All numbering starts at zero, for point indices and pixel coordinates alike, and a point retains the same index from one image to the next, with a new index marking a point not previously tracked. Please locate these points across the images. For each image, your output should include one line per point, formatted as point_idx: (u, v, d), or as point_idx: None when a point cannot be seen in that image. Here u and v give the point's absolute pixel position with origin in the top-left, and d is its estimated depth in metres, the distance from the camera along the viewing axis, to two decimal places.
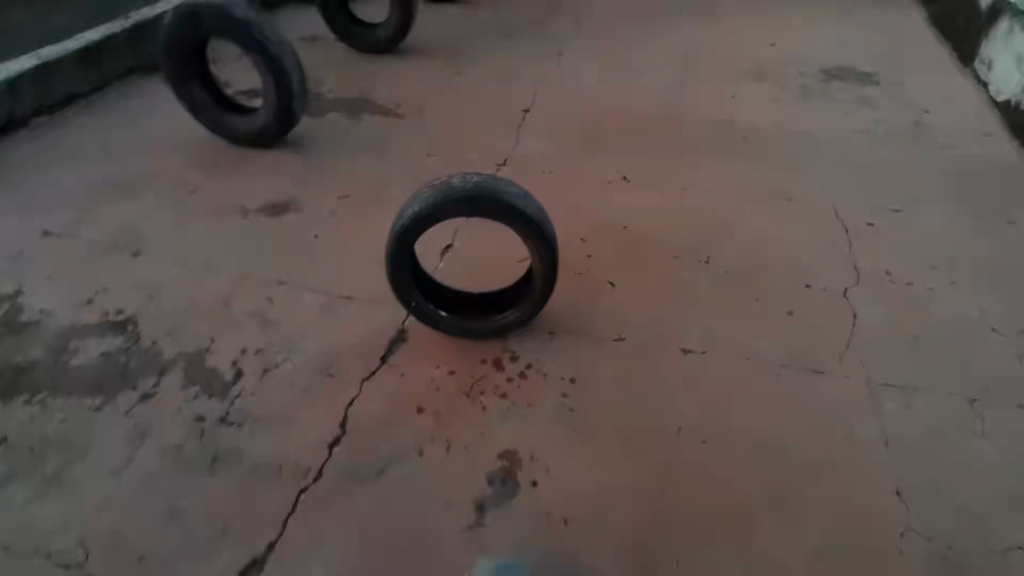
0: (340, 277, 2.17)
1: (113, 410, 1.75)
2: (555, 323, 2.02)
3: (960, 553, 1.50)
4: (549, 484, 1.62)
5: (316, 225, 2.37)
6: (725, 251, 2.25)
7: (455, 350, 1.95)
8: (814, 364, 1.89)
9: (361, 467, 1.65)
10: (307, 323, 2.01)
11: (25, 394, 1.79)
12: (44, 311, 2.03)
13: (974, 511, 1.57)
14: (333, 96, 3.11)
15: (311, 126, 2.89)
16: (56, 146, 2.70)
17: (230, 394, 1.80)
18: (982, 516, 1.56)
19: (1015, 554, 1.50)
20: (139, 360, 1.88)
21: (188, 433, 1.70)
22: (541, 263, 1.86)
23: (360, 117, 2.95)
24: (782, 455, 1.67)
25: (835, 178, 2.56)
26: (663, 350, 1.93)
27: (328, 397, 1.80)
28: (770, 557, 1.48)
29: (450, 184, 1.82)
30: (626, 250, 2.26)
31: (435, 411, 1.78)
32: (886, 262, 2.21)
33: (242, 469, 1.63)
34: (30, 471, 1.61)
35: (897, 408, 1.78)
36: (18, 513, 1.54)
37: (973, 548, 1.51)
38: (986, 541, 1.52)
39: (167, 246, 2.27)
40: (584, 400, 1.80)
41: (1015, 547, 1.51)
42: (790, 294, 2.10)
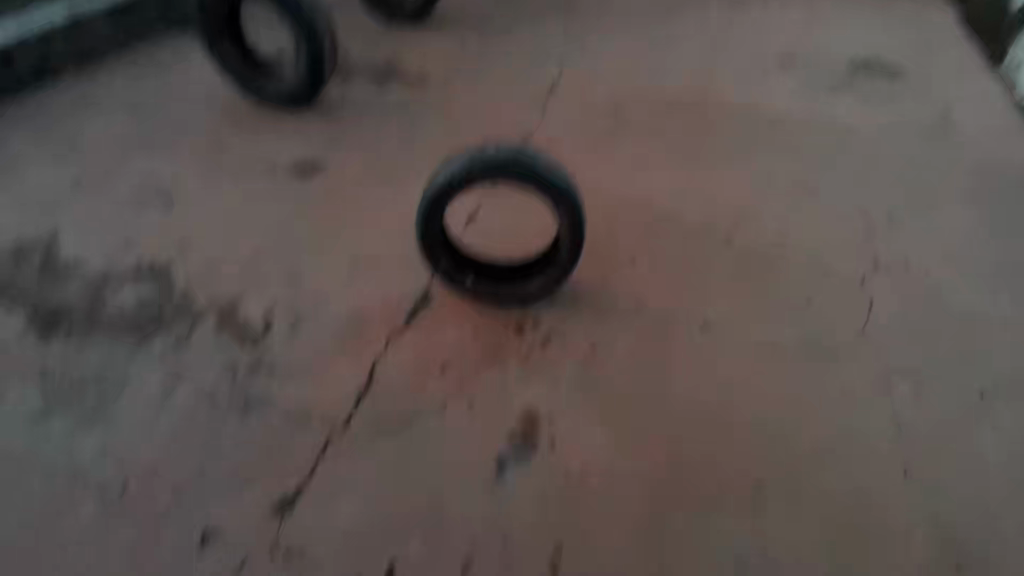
0: (366, 233, 2.17)
1: (149, 354, 1.82)
2: (578, 293, 2.05)
3: (952, 537, 1.59)
4: (567, 448, 1.68)
5: (343, 181, 2.36)
6: (747, 234, 2.27)
7: (479, 314, 1.99)
8: (828, 348, 1.94)
9: (387, 421, 1.71)
10: (333, 279, 2.04)
11: (64, 333, 1.86)
12: (80, 255, 2.08)
13: (969, 499, 1.66)
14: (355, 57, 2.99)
15: (337, 88, 2.80)
16: (90, 94, 2.69)
17: (260, 344, 1.86)
18: (976, 505, 1.65)
19: (1003, 543, 1.59)
20: (173, 307, 1.93)
21: (221, 380, 1.77)
22: (568, 233, 1.91)
23: (386, 85, 2.83)
24: (791, 434, 1.74)
25: (860, 168, 2.57)
26: (682, 327, 1.97)
27: (354, 353, 1.85)
28: (769, 529, 1.58)
29: (485, 150, 1.86)
30: (650, 227, 2.28)
31: (458, 372, 1.83)
32: (904, 254, 2.24)
33: (272, 416, 1.70)
34: (71, 406, 1.71)
35: (907, 395, 1.84)
36: (61, 444, 1.65)
37: (964, 534, 1.60)
38: (978, 528, 1.61)
39: (196, 196, 2.29)
40: (603, 370, 1.85)
41: (1004, 536, 1.60)
42: (809, 280, 2.13)
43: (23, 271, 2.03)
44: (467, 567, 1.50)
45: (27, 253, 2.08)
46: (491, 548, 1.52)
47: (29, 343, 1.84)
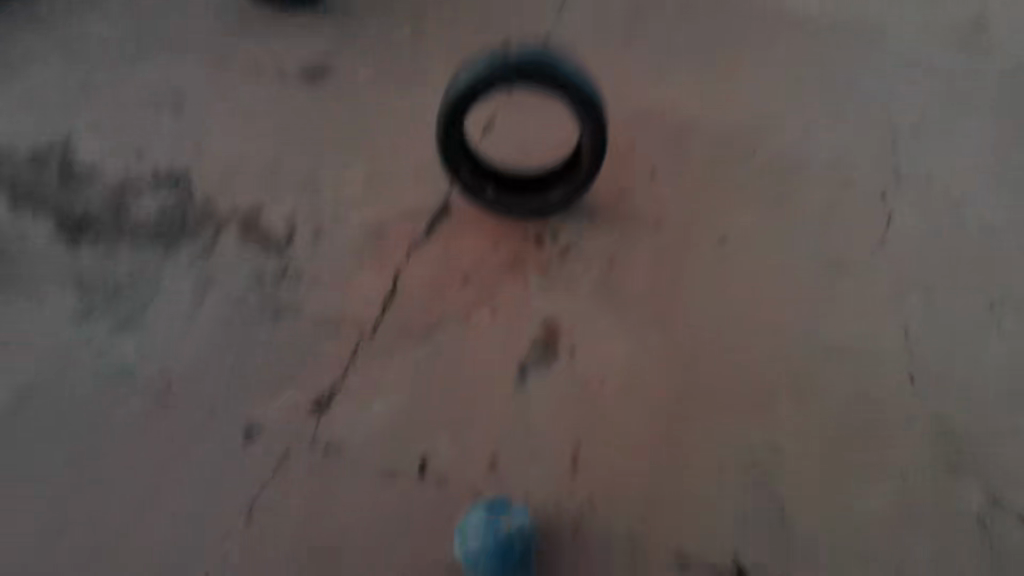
0: (383, 141, 2.14)
1: (177, 260, 1.86)
2: (597, 204, 2.05)
3: (949, 437, 1.69)
4: (586, 354, 1.75)
5: (355, 80, 2.25)
6: (774, 138, 2.21)
7: (498, 225, 2.00)
8: (843, 261, 1.96)
9: (413, 327, 1.77)
10: (353, 188, 2.03)
11: (91, 239, 1.90)
12: (97, 159, 2.06)
13: (970, 402, 1.74)
14: None
15: None
16: None
17: (285, 252, 1.89)
18: (976, 407, 1.74)
19: (997, 442, 1.70)
20: (196, 214, 1.95)
21: (249, 286, 1.82)
22: (590, 142, 1.89)
23: None
24: (803, 342, 1.80)
25: (907, 58, 2.38)
26: (701, 238, 1.98)
27: (378, 262, 1.89)
28: (777, 429, 1.67)
29: (507, 52, 1.80)
30: (673, 132, 2.20)
31: (480, 282, 1.87)
32: (932, 162, 2.19)
33: (302, 323, 1.77)
34: (110, 310, 1.79)
35: (918, 304, 1.89)
36: (105, 345, 1.74)
37: (961, 434, 1.70)
38: (974, 428, 1.71)
39: (206, 97, 2.22)
40: (621, 280, 1.88)
41: (998, 436, 1.70)
42: (831, 190, 2.11)
43: (42, 176, 2.03)
44: (493, 463, 1.62)
45: (43, 157, 2.07)
46: (514, 445, 1.63)
47: (59, 248, 1.88)
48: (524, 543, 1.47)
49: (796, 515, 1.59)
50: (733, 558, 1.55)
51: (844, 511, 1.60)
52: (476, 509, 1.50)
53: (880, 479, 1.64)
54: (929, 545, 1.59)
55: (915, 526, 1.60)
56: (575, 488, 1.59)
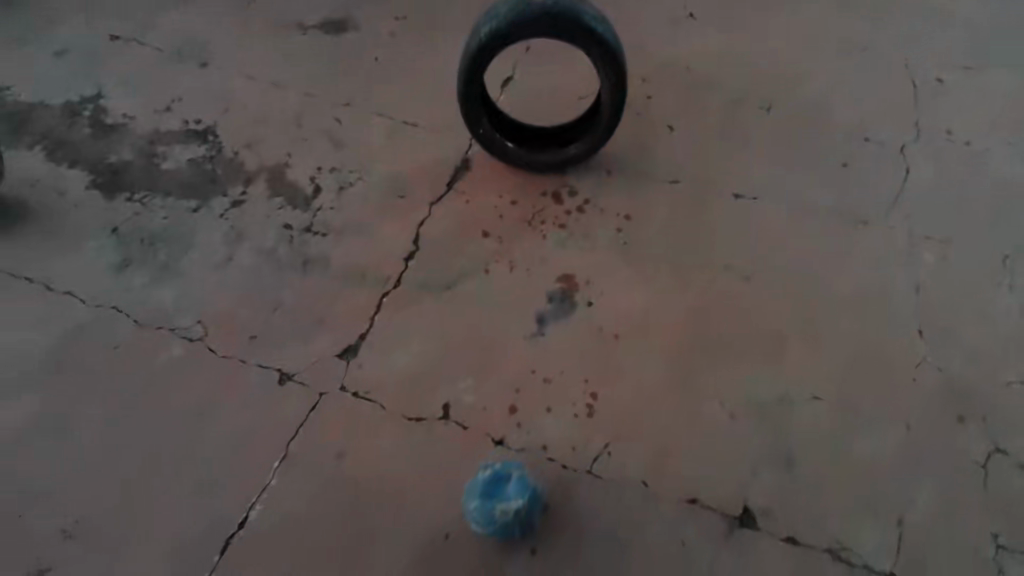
0: (404, 101, 2.18)
1: (209, 212, 1.93)
2: (616, 161, 2.08)
3: (966, 384, 1.70)
4: (603, 305, 1.79)
5: (377, 44, 2.32)
6: (789, 98, 2.25)
7: (517, 181, 2.03)
8: (858, 216, 1.99)
9: (435, 278, 1.83)
10: (375, 145, 2.08)
11: (126, 192, 1.96)
12: (128, 115, 2.12)
13: (987, 350, 1.76)
14: None
15: None
16: None
17: (311, 207, 1.95)
18: (992, 356, 1.75)
19: (1015, 388, 1.70)
20: (225, 168, 2.01)
21: (279, 238, 1.88)
22: (610, 94, 1.91)
23: None
24: (817, 296, 1.83)
25: (913, 28, 2.45)
26: (717, 193, 2.02)
27: (401, 217, 1.94)
28: (795, 377, 1.69)
29: (529, 1, 1.81)
30: (688, 92, 2.25)
31: (500, 236, 1.92)
32: (946, 120, 2.22)
33: (328, 274, 1.83)
34: (145, 260, 1.85)
35: (934, 258, 1.91)
36: (140, 293, 1.80)
37: (979, 381, 1.71)
38: (992, 376, 1.72)
39: (232, 57, 2.27)
40: (637, 235, 1.93)
41: (1016, 382, 1.71)
42: (847, 147, 2.14)
43: (76, 131, 2.08)
44: (513, 409, 1.63)
45: (76, 113, 2.12)
46: (536, 391, 1.65)
47: (94, 199, 1.94)
48: (531, 515, 1.47)
49: (815, 462, 1.59)
50: (742, 506, 1.54)
51: (852, 456, 1.60)
52: (470, 496, 1.47)
53: (889, 426, 1.64)
54: (940, 492, 1.56)
55: (926, 472, 1.59)
56: (597, 431, 1.61)
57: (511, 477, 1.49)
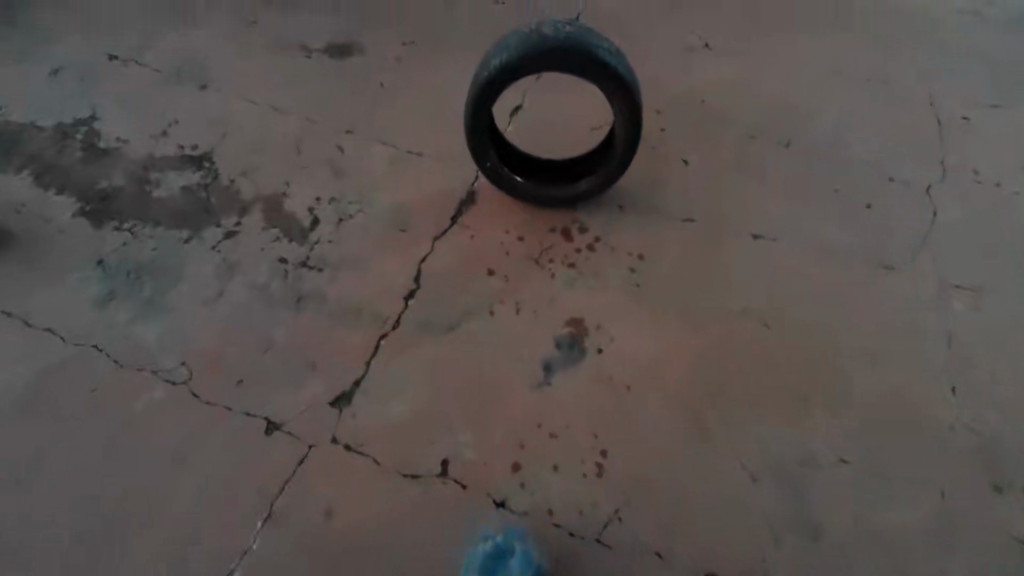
0: (409, 129, 2.10)
1: (200, 243, 1.83)
2: (628, 197, 1.98)
3: (1004, 447, 1.59)
4: (614, 352, 1.69)
5: (382, 69, 2.24)
6: (809, 132, 2.16)
7: (525, 216, 1.93)
8: (883, 261, 1.89)
9: (436, 319, 1.72)
10: (377, 175, 1.99)
11: (115, 221, 1.87)
12: (122, 138, 2.04)
13: None
14: None
15: None
16: None
17: (309, 239, 1.85)
18: None
19: None
20: (220, 198, 1.92)
21: (273, 273, 1.79)
22: (624, 128, 1.82)
23: None
24: (841, 346, 1.72)
25: (937, 63, 2.37)
26: (735, 233, 1.92)
27: (402, 252, 1.84)
28: (820, 437, 1.58)
29: (541, 34, 1.73)
30: (704, 125, 2.16)
31: (505, 273, 1.82)
32: (973, 160, 2.13)
33: (323, 311, 1.73)
34: (131, 294, 1.75)
35: (965, 308, 1.80)
36: (124, 329, 1.70)
37: (1018, 443, 1.59)
38: None
39: (232, 79, 2.20)
40: (650, 276, 1.82)
41: None
42: (870, 186, 2.05)
43: (66, 154, 2.00)
44: (517, 466, 1.52)
45: (68, 135, 2.04)
46: (540, 446, 1.54)
47: (81, 227, 1.85)
48: None
49: (841, 531, 1.47)
50: None
51: (882, 525, 1.48)
52: (471, 567, 1.38)
53: (923, 493, 1.52)
54: (979, 569, 1.44)
55: (963, 545, 1.47)
56: (607, 494, 1.49)
57: (513, 551, 1.39)
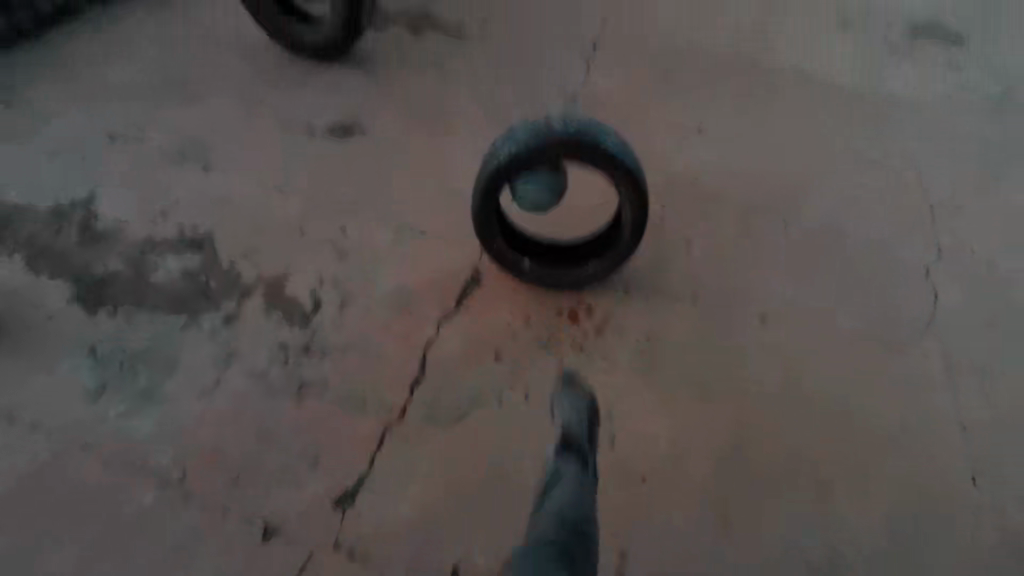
0: (412, 209, 2.09)
1: (198, 329, 1.78)
2: (634, 278, 1.97)
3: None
4: (627, 443, 1.65)
5: (385, 149, 2.26)
6: (806, 213, 2.19)
7: (530, 297, 1.91)
8: (891, 343, 1.88)
9: (444, 407, 1.67)
10: (381, 256, 1.97)
11: (109, 306, 1.81)
12: (119, 221, 2.00)
13: None
14: (392, 26, 2.80)
15: (374, 57, 2.63)
16: (112, 53, 2.52)
17: (311, 323, 1.80)
18: None
19: None
20: (220, 281, 1.88)
21: (273, 360, 1.73)
22: (631, 212, 1.82)
23: (426, 57, 2.65)
24: (857, 435, 1.70)
25: (923, 145, 2.46)
26: (743, 316, 1.91)
27: (407, 336, 1.79)
28: (842, 532, 1.56)
29: (550, 126, 1.76)
30: (705, 205, 2.19)
31: (513, 358, 1.77)
32: (968, 240, 2.17)
33: (326, 400, 1.66)
34: (124, 385, 1.68)
35: (975, 393, 1.80)
36: (114, 425, 1.62)
37: None
38: None
39: (234, 159, 2.19)
40: (660, 360, 1.79)
41: None
42: (870, 266, 2.06)
43: (62, 237, 1.95)
44: None
45: (64, 217, 2.01)
46: None
47: (74, 315, 1.79)
48: None
49: None
50: None
51: None
52: None
53: None
54: None
55: None
56: None
57: None
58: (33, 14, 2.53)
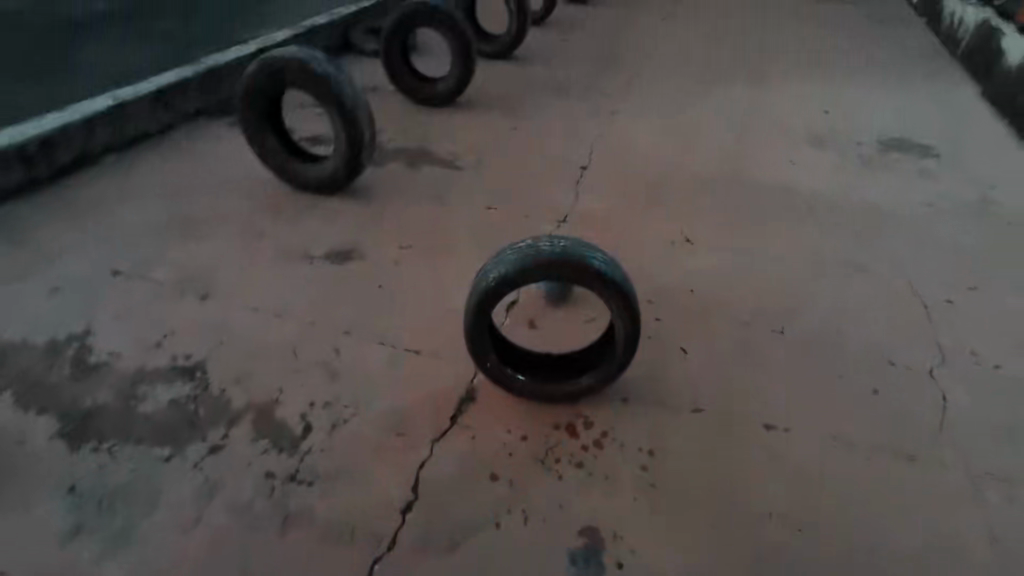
0: (406, 329, 2.10)
1: (182, 461, 1.72)
2: (632, 389, 1.94)
3: None
4: (635, 568, 1.52)
5: (381, 273, 2.32)
6: (799, 319, 2.20)
7: (526, 413, 1.87)
8: (903, 449, 1.80)
9: (436, 535, 1.57)
10: (375, 376, 1.95)
11: (93, 441, 1.77)
12: (113, 353, 2.01)
13: None
14: (390, 161, 2.99)
15: (372, 189, 2.77)
16: (123, 197, 2.67)
17: (299, 449, 1.75)
18: None
19: None
20: (208, 409, 1.85)
21: (258, 490, 1.65)
22: (623, 326, 1.82)
23: (423, 186, 2.80)
24: (882, 550, 1.58)
25: (907, 250, 2.53)
26: (746, 424, 1.85)
27: (399, 458, 1.73)
28: None
29: (537, 248, 1.81)
30: (698, 314, 2.20)
31: (510, 477, 1.70)
32: (967, 339, 2.16)
33: (312, 532, 1.57)
34: (99, 524, 1.59)
35: (1001, 500, 1.70)
36: (85, 568, 1.51)
37: None
38: None
39: (232, 288, 2.24)
40: (665, 475, 1.71)
41: None
42: (871, 369, 2.03)
43: (54, 371, 1.95)
44: None
45: (58, 352, 2.01)
46: None
47: (56, 451, 1.74)
48: None
49: None
50: None
51: None
52: None
53: None
54: None
55: None
56: None
57: None
58: (52, 164, 2.73)
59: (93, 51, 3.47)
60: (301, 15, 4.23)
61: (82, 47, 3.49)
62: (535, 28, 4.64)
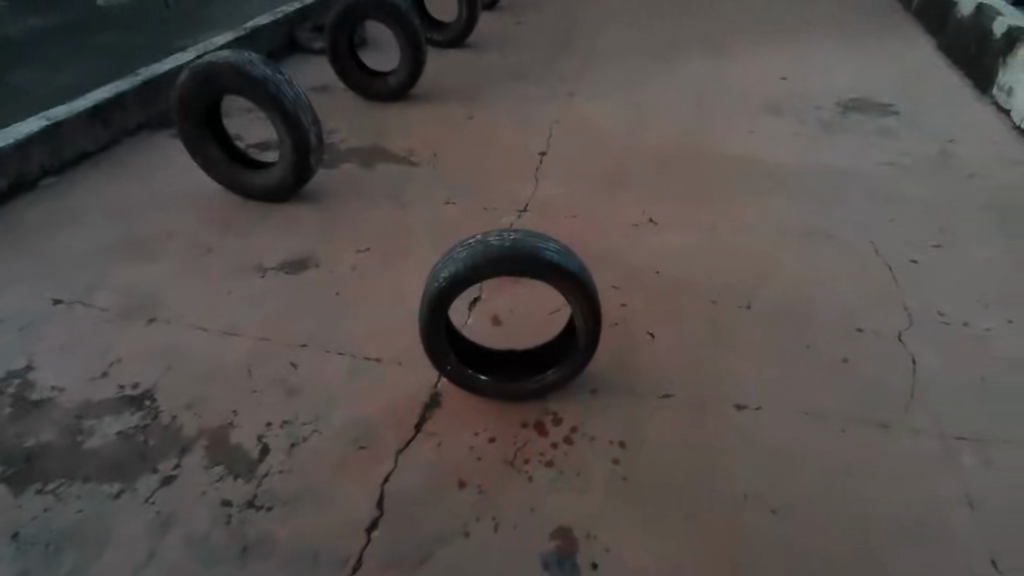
0: (366, 336, 2.03)
1: (133, 496, 1.64)
2: (600, 380, 1.89)
3: None
4: (610, 565, 1.48)
5: (337, 279, 2.24)
6: (767, 293, 2.16)
7: (493, 414, 1.81)
8: (876, 418, 1.78)
9: (403, 550, 1.51)
10: (335, 388, 1.88)
11: (37, 483, 1.68)
12: (57, 387, 1.91)
13: None
14: (342, 162, 2.89)
15: (324, 193, 2.68)
16: (62, 221, 2.54)
17: (257, 473, 1.67)
18: None
19: None
20: (159, 438, 1.76)
21: (215, 520, 1.58)
22: (584, 318, 1.76)
23: (377, 185, 2.72)
24: (859, 523, 1.54)
25: (871, 212, 2.50)
26: (717, 406, 1.81)
27: (362, 473, 1.66)
28: None
29: (487, 244, 1.74)
30: (664, 295, 2.15)
31: (479, 483, 1.64)
32: (935, 299, 2.13)
33: (272, 559, 1.50)
34: (46, 571, 1.50)
35: (974, 462, 1.68)
36: None
37: None
38: None
39: (182, 309, 2.15)
40: (637, 466, 1.67)
41: None
42: (841, 338, 2.00)
43: None
44: None
45: None
46: None
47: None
48: None
49: None
50: None
51: None
52: None
53: None
54: None
55: None
56: None
57: None
58: None
59: (24, 70, 3.31)
60: (244, 17, 4.09)
61: (13, 66, 3.33)
62: (487, 13, 4.54)
